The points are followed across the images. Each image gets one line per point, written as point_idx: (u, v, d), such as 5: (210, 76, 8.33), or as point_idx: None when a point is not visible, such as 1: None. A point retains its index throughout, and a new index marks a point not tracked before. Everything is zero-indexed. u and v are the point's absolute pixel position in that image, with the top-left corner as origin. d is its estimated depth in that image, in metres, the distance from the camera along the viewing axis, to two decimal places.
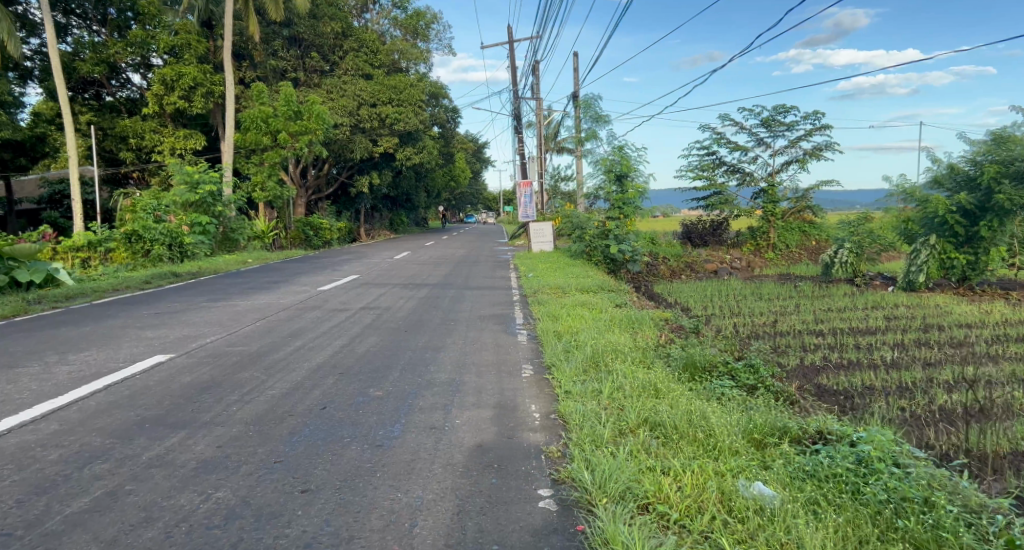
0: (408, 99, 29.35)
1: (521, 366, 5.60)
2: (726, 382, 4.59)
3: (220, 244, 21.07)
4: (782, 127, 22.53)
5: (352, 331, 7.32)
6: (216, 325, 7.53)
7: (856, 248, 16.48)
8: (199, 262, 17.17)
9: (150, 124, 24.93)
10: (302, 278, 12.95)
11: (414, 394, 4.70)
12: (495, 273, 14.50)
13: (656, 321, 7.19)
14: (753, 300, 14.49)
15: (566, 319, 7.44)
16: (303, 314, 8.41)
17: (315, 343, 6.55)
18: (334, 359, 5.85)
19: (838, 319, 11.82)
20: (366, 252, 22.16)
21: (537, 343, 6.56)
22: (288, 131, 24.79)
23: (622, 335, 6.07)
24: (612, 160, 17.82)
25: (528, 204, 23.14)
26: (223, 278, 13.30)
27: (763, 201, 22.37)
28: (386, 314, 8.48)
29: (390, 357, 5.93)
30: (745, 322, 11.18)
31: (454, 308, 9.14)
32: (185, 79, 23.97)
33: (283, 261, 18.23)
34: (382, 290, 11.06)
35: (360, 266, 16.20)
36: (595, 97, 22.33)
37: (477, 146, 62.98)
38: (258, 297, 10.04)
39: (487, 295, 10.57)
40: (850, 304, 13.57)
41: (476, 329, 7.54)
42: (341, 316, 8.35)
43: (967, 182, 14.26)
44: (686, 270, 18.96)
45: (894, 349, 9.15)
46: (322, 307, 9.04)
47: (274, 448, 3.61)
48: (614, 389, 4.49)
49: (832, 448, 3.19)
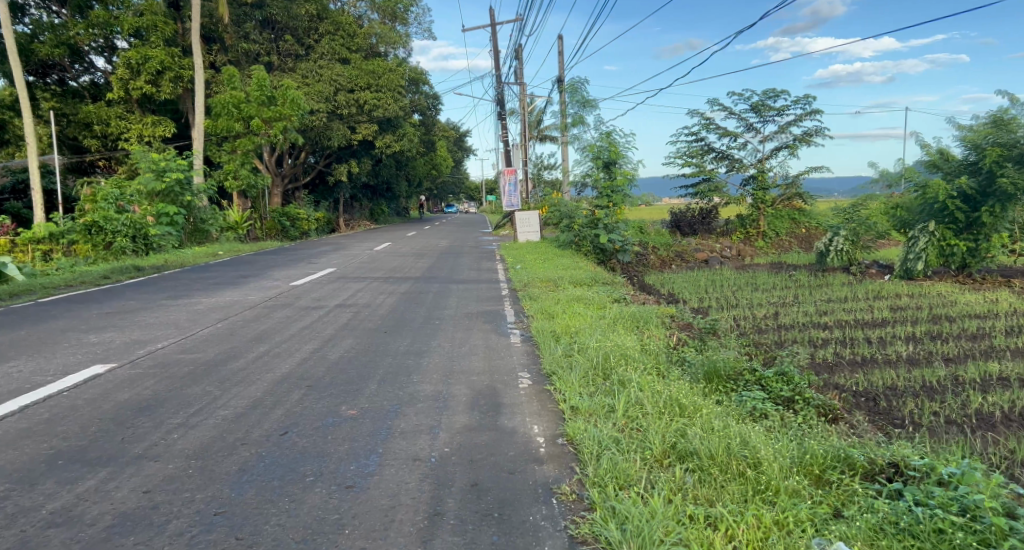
0: (387, 84, 28.42)
1: (518, 374, 4.92)
2: (757, 395, 3.95)
3: (190, 235, 20.06)
4: (771, 112, 22.06)
5: (326, 333, 6.58)
6: (172, 327, 6.73)
7: (852, 236, 15.98)
8: (166, 255, 16.20)
9: (116, 110, 23.78)
10: (274, 272, 12.12)
11: (393, 413, 3.98)
12: (481, 265, 13.77)
13: (662, 318, 6.55)
14: (750, 291, 13.92)
15: (563, 317, 6.75)
16: (271, 313, 7.62)
17: (282, 348, 5.80)
18: (301, 368, 5.11)
19: (841, 310, 11.27)
20: (346, 242, 21.29)
21: (533, 346, 5.87)
22: (262, 117, 23.83)
23: (628, 336, 5.42)
24: (600, 146, 17.13)
25: (512, 193, 22.41)
26: (189, 272, 12.42)
27: (752, 188, 21.88)
28: (365, 312, 7.73)
29: (367, 365, 5.20)
30: (746, 315, 10.59)
31: (438, 305, 8.41)
32: (151, 62, 22.89)
33: (257, 253, 17.33)
34: (360, 284, 10.29)
35: (338, 258, 15.37)
36: (582, 81, 21.57)
37: (457, 134, 61.91)
38: (224, 294, 9.22)
39: (474, 290, 9.85)
40: (850, 294, 13.06)
41: (463, 329, 6.82)
42: (314, 315, 7.58)
43: (967, 166, 13.76)
44: (677, 259, 18.37)
45: (908, 343, 8.61)
46: (294, 305, 8.27)
47: (215, 494, 2.88)
48: (629, 406, 3.83)
49: (921, 490, 2.56)
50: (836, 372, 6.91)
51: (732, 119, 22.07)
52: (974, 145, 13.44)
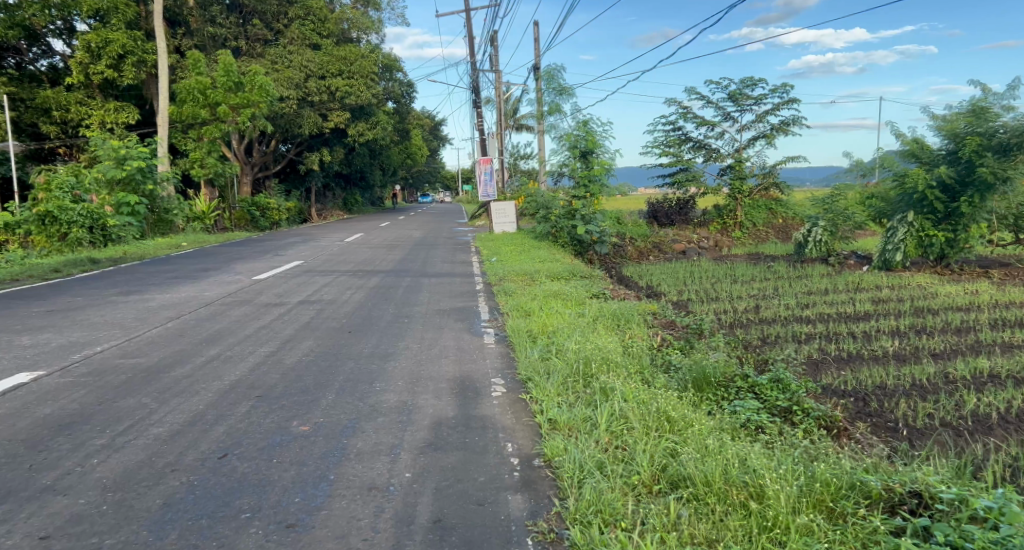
0: (359, 71, 27.69)
1: (491, 380, 4.54)
2: (752, 406, 3.61)
3: (152, 226, 19.22)
4: (749, 101, 21.90)
5: (286, 332, 6.11)
6: (117, 326, 6.19)
7: (831, 226, 15.86)
8: (126, 246, 15.46)
9: (76, 95, 22.79)
10: (237, 265, 11.54)
11: (350, 430, 3.55)
12: (455, 257, 13.34)
13: (644, 316, 6.22)
14: (730, 283, 13.68)
15: (540, 316, 6.37)
16: (228, 311, 7.12)
17: (235, 351, 5.32)
18: (253, 374, 4.63)
19: (822, 303, 11.05)
20: (316, 233, 20.67)
21: (508, 347, 5.48)
22: (229, 104, 22.99)
23: (609, 337, 5.07)
24: (577, 135, 16.74)
25: (488, 182, 21.92)
26: (146, 265, 11.76)
27: (730, 177, 21.71)
28: (329, 310, 7.26)
29: (327, 371, 4.75)
30: (727, 308, 10.33)
31: (408, 301, 7.97)
32: (112, 46, 21.97)
33: (222, 244, 16.65)
34: (327, 279, 9.79)
35: (307, 250, 14.78)
36: (558, 69, 21.13)
37: (433, 123, 61.03)
38: (181, 289, 8.65)
39: (446, 284, 9.41)
40: (830, 286, 12.89)
41: (433, 328, 6.39)
42: (275, 313, 7.10)
43: (947, 155, 13.61)
44: (655, 250, 18.12)
45: (893, 337, 8.39)
46: (254, 301, 7.76)
47: (129, 539, 2.44)
48: (613, 419, 3.46)
49: (954, 526, 2.21)
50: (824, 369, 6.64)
51: (710, 108, 21.82)
52: (953, 135, 13.30)
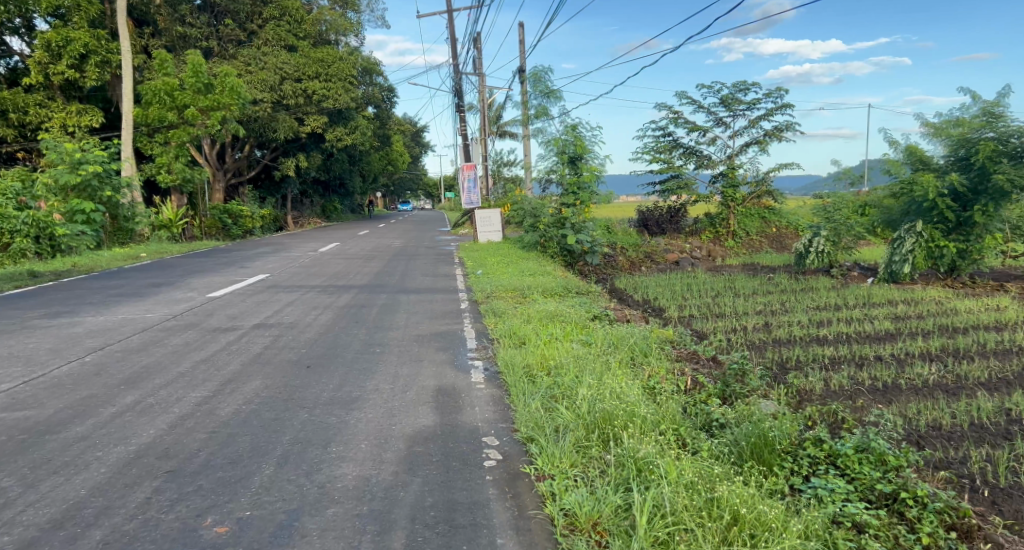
0: (337, 74, 26.60)
1: (482, 440, 3.54)
2: (845, 494, 2.63)
3: (111, 235, 17.87)
4: (742, 105, 21.19)
5: (232, 369, 5.00)
6: (19, 362, 5.03)
7: (833, 236, 15.05)
8: (78, 258, 14.18)
9: (35, 97, 21.41)
10: (194, 280, 10.39)
11: (286, 536, 2.51)
12: (437, 270, 12.30)
13: (661, 347, 5.24)
14: (732, 297, 12.79)
15: (537, 347, 5.38)
16: (167, 338, 5.99)
17: (158, 397, 4.21)
18: (171, 434, 3.53)
19: (838, 320, 10.16)
20: (288, 242, 19.45)
21: (501, 390, 4.47)
22: (198, 106, 21.79)
23: (627, 380, 4.08)
24: (565, 140, 15.80)
25: (471, 189, 20.86)
26: (90, 279, 10.53)
27: (722, 185, 20.77)
28: (289, 336, 6.19)
29: (270, 428, 3.68)
30: (736, 329, 9.42)
31: (383, 324, 6.91)
32: (74, 45, 20.72)
33: (184, 255, 15.42)
34: (292, 296, 8.71)
35: (276, 262, 13.61)
36: (546, 71, 20.16)
37: (414, 129, 59.97)
38: (120, 309, 7.48)
39: (426, 302, 8.35)
40: (841, 301, 12.04)
41: (410, 361, 5.34)
42: (225, 340, 6.00)
43: (959, 161, 12.78)
44: (647, 261, 17.27)
45: (929, 362, 7.48)
46: (201, 326, 6.63)
47: None
48: (657, 517, 2.48)
49: None
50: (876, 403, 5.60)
51: (701, 113, 21.06)
52: (962, 141, 12.57)
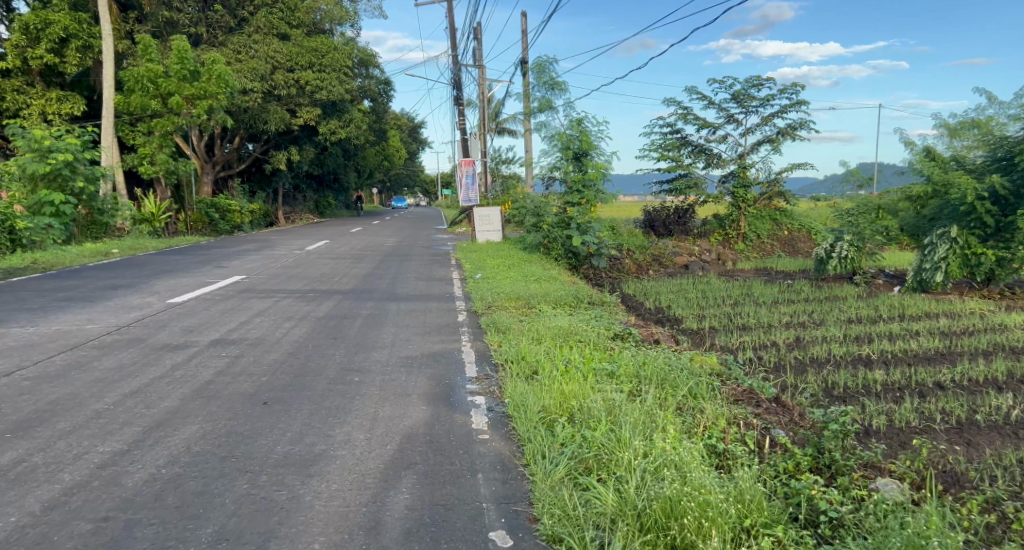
0: (331, 64, 25.47)
1: (489, 539, 2.47)
2: None
3: (84, 228, 16.68)
4: (755, 102, 20.22)
5: (167, 405, 3.90)
6: None
7: (857, 241, 14.04)
8: (43, 253, 13.04)
9: (13, 82, 20.07)
10: (160, 281, 9.27)
11: None
12: (432, 273, 11.21)
13: (709, 381, 4.19)
14: (754, 306, 11.77)
15: (553, 381, 4.31)
16: (100, 359, 4.88)
17: (49, 453, 3.10)
18: (39, 526, 2.43)
19: (877, 336, 9.12)
20: (274, 239, 18.30)
21: (512, 446, 3.41)
22: (183, 94, 20.57)
23: (683, 443, 3.05)
24: (569, 134, 14.79)
25: (469, 186, 19.77)
26: (43, 279, 9.38)
27: (732, 184, 19.81)
28: (251, 358, 5.08)
29: (187, 514, 2.59)
30: (767, 347, 8.36)
31: (366, 341, 5.82)
32: (53, 28, 19.58)
33: (158, 252, 14.25)
34: (266, 304, 7.60)
35: (257, 261, 12.48)
36: (550, 61, 19.07)
37: (411, 125, 58.70)
38: (59, 318, 6.36)
39: (418, 313, 7.26)
40: (875, 312, 10.99)
41: (393, 397, 4.24)
42: (172, 362, 4.89)
43: (1001, 162, 11.74)
44: (654, 264, 16.26)
45: (1002, 392, 6.40)
46: (147, 341, 5.51)
47: None
48: None
49: None
50: (974, 446, 4.47)
51: (712, 109, 20.00)
52: (1004, 140, 11.61)
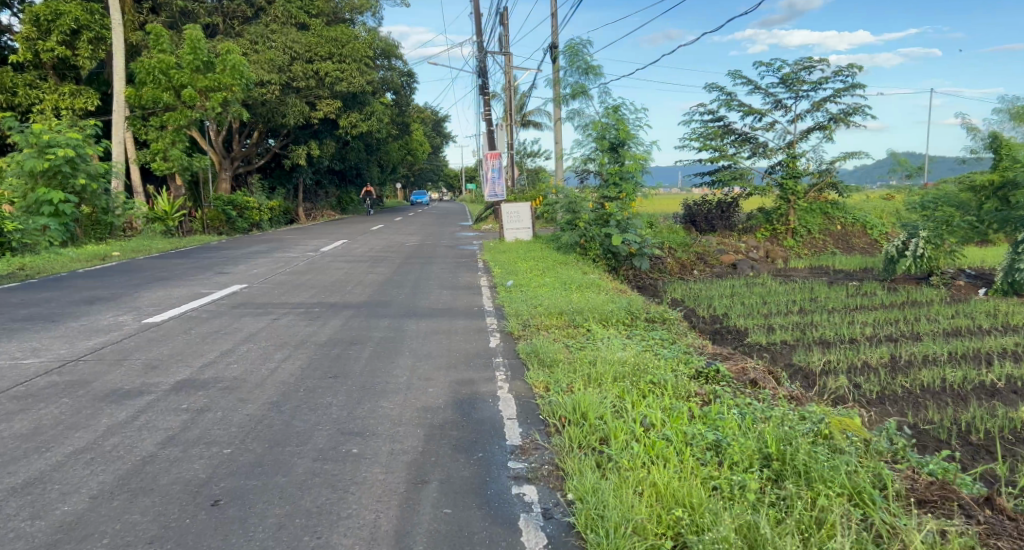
0: (351, 54, 24.21)
1: None
2: None
3: (88, 230, 15.51)
4: (806, 86, 18.56)
5: (65, 512, 2.59)
6: None
7: (936, 237, 12.12)
8: (36, 257, 12.03)
9: (25, 76, 18.98)
10: (147, 293, 8.05)
11: None
12: (456, 279, 9.85)
13: (876, 471, 2.79)
14: (826, 314, 10.22)
15: (639, 466, 2.95)
16: (13, 418, 3.60)
17: None
18: None
19: (992, 356, 7.53)
20: (288, 239, 17.12)
21: None
22: (196, 87, 19.40)
23: None
24: (606, 123, 13.32)
25: (496, 180, 18.40)
26: (16, 290, 8.24)
27: (780, 175, 18.01)
28: (217, 415, 3.76)
29: None
30: (862, 372, 6.84)
31: (374, 383, 4.47)
32: (64, 18, 18.53)
33: (158, 255, 13.09)
34: (259, 324, 6.31)
35: (264, 266, 11.27)
36: (584, 43, 17.59)
37: (433, 117, 57.30)
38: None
39: (441, 337, 5.92)
40: (974, 323, 9.35)
41: (402, 491, 2.89)
42: (110, 421, 3.60)
43: None
44: (699, 264, 14.74)
45: None
46: (91, 386, 4.24)
47: None
48: None
49: None
50: None
51: (758, 94, 18.37)
52: None
